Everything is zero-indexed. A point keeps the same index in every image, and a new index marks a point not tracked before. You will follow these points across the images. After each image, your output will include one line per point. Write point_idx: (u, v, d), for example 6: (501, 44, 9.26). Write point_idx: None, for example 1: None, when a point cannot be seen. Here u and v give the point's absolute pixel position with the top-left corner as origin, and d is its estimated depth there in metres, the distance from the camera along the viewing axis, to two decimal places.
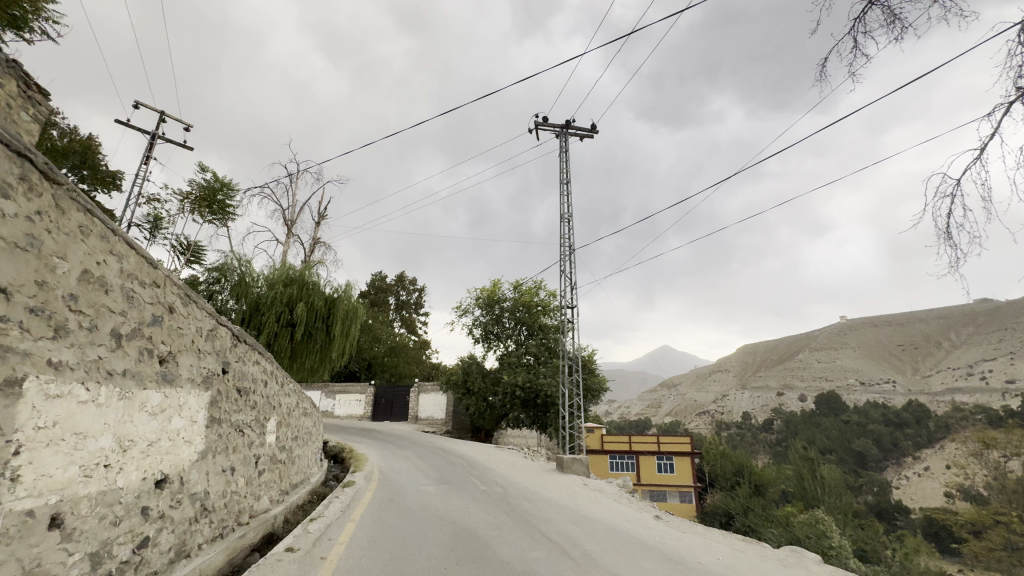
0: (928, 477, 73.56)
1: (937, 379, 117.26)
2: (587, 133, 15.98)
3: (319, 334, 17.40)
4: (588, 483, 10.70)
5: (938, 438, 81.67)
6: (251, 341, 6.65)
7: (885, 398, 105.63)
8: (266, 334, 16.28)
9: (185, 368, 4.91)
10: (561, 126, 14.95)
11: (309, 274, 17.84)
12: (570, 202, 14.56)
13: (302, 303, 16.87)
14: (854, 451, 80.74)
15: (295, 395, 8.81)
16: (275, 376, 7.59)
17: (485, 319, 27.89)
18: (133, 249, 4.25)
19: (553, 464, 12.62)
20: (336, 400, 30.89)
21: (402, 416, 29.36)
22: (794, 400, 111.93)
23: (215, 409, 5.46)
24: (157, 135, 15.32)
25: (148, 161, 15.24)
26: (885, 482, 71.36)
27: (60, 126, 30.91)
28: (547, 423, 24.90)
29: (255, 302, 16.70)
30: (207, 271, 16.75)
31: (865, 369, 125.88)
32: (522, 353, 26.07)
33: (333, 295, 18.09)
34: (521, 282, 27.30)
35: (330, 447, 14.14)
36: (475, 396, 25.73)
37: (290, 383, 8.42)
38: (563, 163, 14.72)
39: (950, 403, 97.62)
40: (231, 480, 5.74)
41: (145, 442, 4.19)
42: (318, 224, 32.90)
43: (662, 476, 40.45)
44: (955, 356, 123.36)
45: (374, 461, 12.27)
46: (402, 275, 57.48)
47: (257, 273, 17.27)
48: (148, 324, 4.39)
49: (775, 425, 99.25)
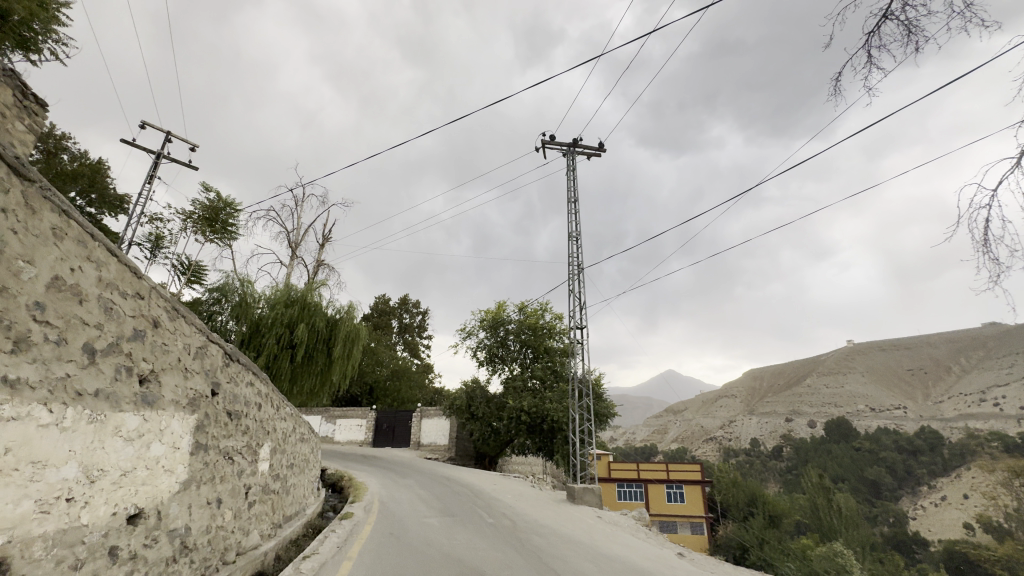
0: (947, 508, 70.99)
1: (949, 405, 114.75)
2: (594, 152, 15.82)
3: (320, 356, 16.95)
4: (602, 515, 10.03)
5: (954, 466, 79.34)
6: (245, 361, 6.22)
7: (897, 424, 103.19)
8: (265, 356, 15.84)
9: (168, 388, 4.48)
10: (568, 145, 14.79)
11: (311, 295, 17.50)
12: (577, 221, 14.27)
13: (303, 324, 16.48)
14: (868, 479, 78.41)
15: (292, 419, 8.32)
16: (270, 399, 7.13)
17: (489, 342, 27.37)
18: (114, 256, 3.89)
19: (563, 494, 11.94)
20: (337, 425, 30.16)
21: (403, 442, 28.54)
22: (803, 425, 109.57)
23: (201, 434, 4.99)
24: (161, 154, 15.22)
25: (151, 181, 15.11)
26: (902, 513, 68.94)
27: (70, 150, 31.27)
28: (553, 450, 24.03)
29: (255, 323, 16.33)
30: (208, 291, 16.42)
31: (875, 394, 123.45)
32: (527, 377, 25.44)
33: (335, 316, 17.71)
34: (527, 304, 26.87)
35: (329, 475, 13.47)
36: (479, 421, 25.00)
37: (286, 406, 7.96)
38: (570, 182, 14.48)
39: (965, 430, 95.28)
40: (217, 513, 5.23)
41: (118, 471, 3.75)
42: (322, 246, 32.77)
43: (672, 506, 39.02)
44: (967, 381, 121.06)
45: (374, 490, 11.63)
46: (405, 298, 57.15)
47: (258, 293, 16.95)
48: (129, 340, 4.00)
49: (785, 452, 96.77)
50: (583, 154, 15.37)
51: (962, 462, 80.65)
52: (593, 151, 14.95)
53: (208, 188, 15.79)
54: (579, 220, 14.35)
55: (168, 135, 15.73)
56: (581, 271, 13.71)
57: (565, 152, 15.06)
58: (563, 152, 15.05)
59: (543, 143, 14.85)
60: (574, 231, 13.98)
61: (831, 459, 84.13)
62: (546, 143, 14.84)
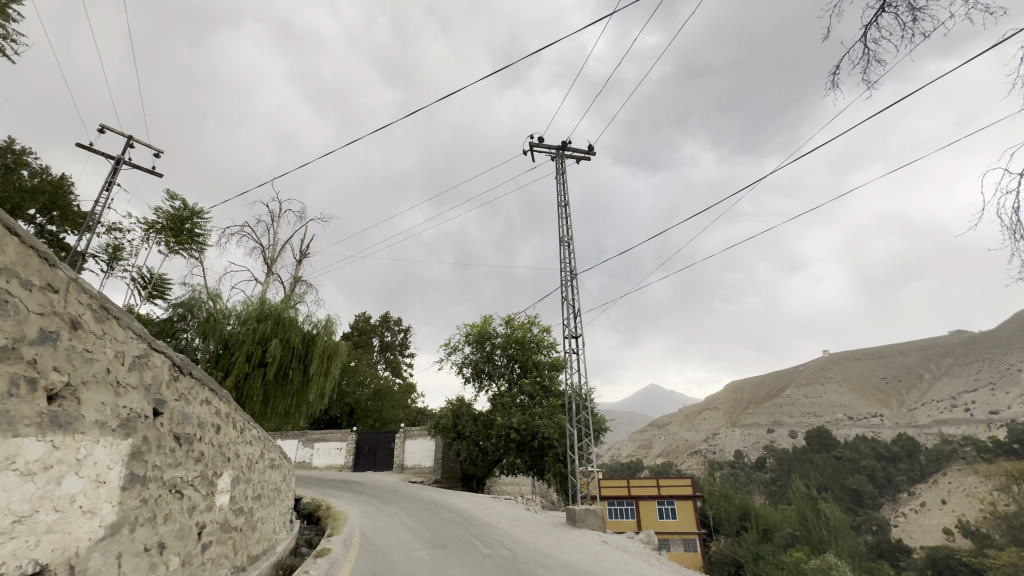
0: (927, 514, 72.06)
1: (923, 412, 117.36)
2: (583, 157, 15.38)
3: (295, 374, 15.82)
4: (608, 541, 9.17)
5: (931, 473, 81.20)
6: (199, 375, 5.28)
7: (875, 432, 104.86)
8: (234, 375, 14.69)
9: (91, 406, 3.57)
10: (557, 148, 14.31)
11: (286, 309, 16.40)
12: (568, 225, 13.68)
13: (276, 340, 15.37)
14: (850, 488, 78.96)
15: (259, 443, 7.30)
16: (231, 419, 6.15)
17: (475, 357, 26.38)
18: (13, 234, 3.04)
19: (561, 518, 11.02)
20: (315, 449, 28.59)
21: (386, 465, 27.13)
22: (785, 435, 110.31)
23: (137, 464, 4.04)
24: (122, 159, 14.19)
25: (110, 188, 14.00)
26: (884, 520, 69.26)
27: (32, 166, 29.69)
28: (544, 468, 22.96)
29: (224, 340, 15.20)
30: (172, 307, 15.22)
31: (853, 402, 125.57)
32: (515, 393, 24.50)
33: (312, 331, 16.63)
34: (514, 317, 26.09)
35: (305, 505, 12.25)
36: (465, 440, 23.86)
37: (252, 426, 6.97)
38: (560, 186, 13.95)
39: (939, 436, 97.38)
40: (157, 562, 4.24)
41: (9, 517, 2.82)
42: (299, 262, 31.60)
43: (664, 523, 38.16)
44: (939, 388, 124.48)
45: (354, 521, 10.53)
46: (387, 315, 55.67)
47: (228, 308, 15.83)
48: (33, 343, 3.10)
49: (769, 463, 96.95)
50: (572, 157, 14.90)
51: (939, 468, 82.17)
52: (583, 155, 14.48)
53: (174, 196, 14.74)
54: (571, 226, 13.73)
55: (130, 138, 14.69)
56: (574, 277, 12.98)
57: (554, 155, 14.57)
58: (553, 155, 14.55)
59: (531, 145, 14.32)
60: (566, 236, 13.34)
61: (813, 468, 84.04)
62: (535, 146, 14.31)
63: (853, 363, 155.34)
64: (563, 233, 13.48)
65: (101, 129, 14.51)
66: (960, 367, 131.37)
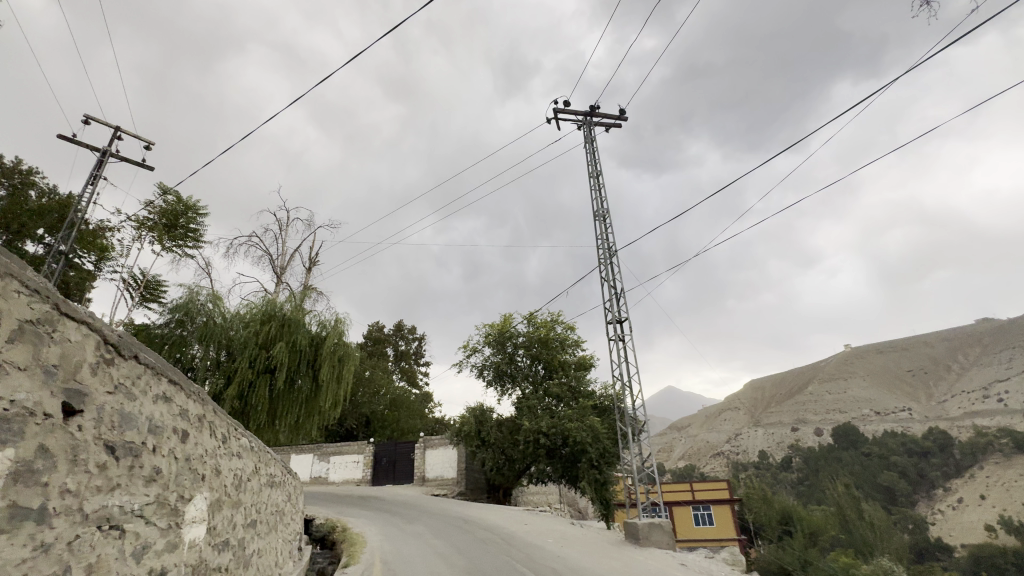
0: (966, 510, 68.60)
1: (955, 403, 112.69)
2: (614, 126, 13.87)
3: (305, 380, 14.38)
4: (686, 563, 7.54)
5: (967, 466, 77.86)
6: (149, 360, 3.76)
7: (904, 426, 100.73)
8: (237, 383, 13.30)
9: None
10: (585, 114, 12.80)
11: (293, 308, 15.02)
12: (601, 197, 12.13)
13: (282, 343, 13.97)
14: (882, 485, 74.86)
15: (251, 454, 5.82)
16: (206, 422, 4.63)
17: (497, 358, 24.80)
18: None
19: (618, 535, 9.33)
20: (331, 463, 27.15)
21: (405, 478, 25.51)
22: (810, 433, 106.10)
23: (24, 489, 2.52)
24: (107, 151, 12.98)
25: (95, 182, 12.76)
26: (920, 519, 64.80)
27: (40, 186, 28.90)
28: (577, 475, 21.10)
29: (226, 346, 13.86)
30: (168, 312, 13.78)
31: (879, 396, 120.98)
32: (541, 395, 22.88)
33: (321, 332, 15.19)
34: (536, 314, 24.57)
35: (317, 527, 10.73)
36: (490, 448, 22.24)
37: (238, 432, 5.46)
38: (590, 155, 12.45)
39: (973, 428, 93.40)
40: None
41: None
42: (309, 270, 30.34)
43: (701, 529, 35.99)
44: (969, 378, 119.55)
45: (375, 546, 8.97)
46: (401, 324, 54.30)
47: (230, 312, 14.44)
48: None
49: (795, 463, 93.13)
50: (603, 124, 13.42)
51: (974, 462, 78.72)
52: (615, 119, 12.96)
53: (165, 189, 13.44)
54: (604, 198, 12.22)
55: (117, 129, 13.51)
56: (613, 255, 11.40)
57: (581, 123, 13.10)
58: (580, 122, 13.05)
59: (555, 112, 12.89)
60: (600, 209, 11.82)
61: (842, 465, 80.47)
62: (559, 113, 12.84)
63: (878, 354, 150.58)
64: (597, 206, 11.97)
65: (86, 121, 13.30)
66: (990, 355, 126.85)
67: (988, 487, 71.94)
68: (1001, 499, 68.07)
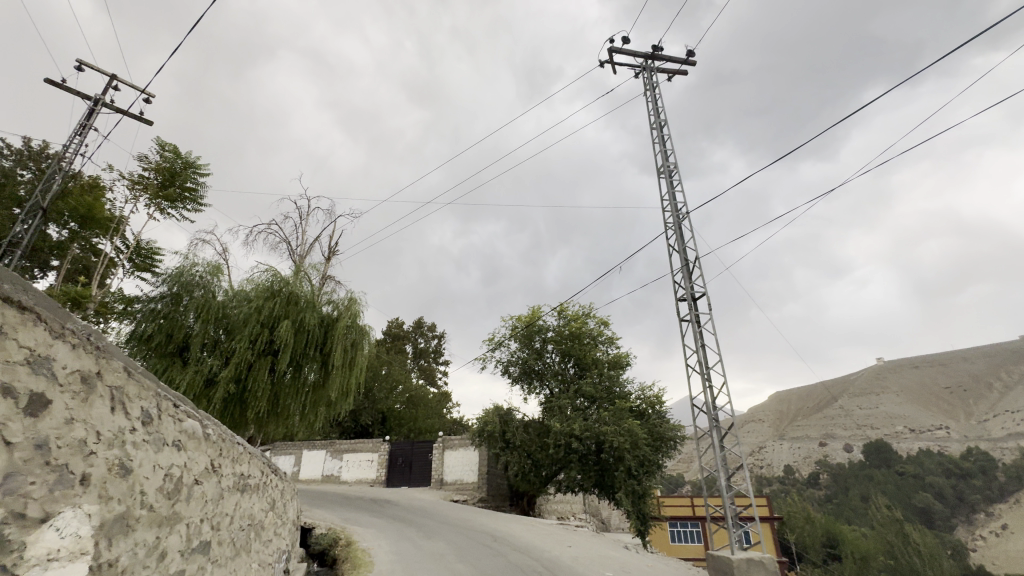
0: (1010, 537, 63.48)
1: (997, 423, 105.73)
2: (676, 74, 11.86)
3: (312, 364, 12.70)
4: None
5: (1011, 491, 72.36)
6: None
7: (942, 444, 94.93)
8: (235, 364, 11.69)
9: None
10: (645, 56, 10.84)
11: (302, 284, 13.39)
12: (666, 150, 10.14)
13: (288, 321, 12.31)
14: (915, 507, 69.85)
15: (198, 443, 3.91)
16: (94, 379, 2.70)
17: (524, 354, 22.87)
18: None
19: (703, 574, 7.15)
20: (344, 461, 25.52)
21: (422, 480, 23.69)
22: (839, 449, 100.46)
23: None
24: (99, 99, 11.60)
25: (83, 132, 11.36)
26: (961, 544, 60.47)
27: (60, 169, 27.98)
28: (612, 485, 18.89)
29: (227, 325, 12.36)
30: (161, 281, 12.27)
31: (915, 412, 114.35)
32: (573, 394, 20.82)
33: (332, 312, 13.48)
34: (568, 306, 22.67)
35: (316, 538, 8.94)
36: (515, 451, 20.22)
37: (176, 410, 3.62)
38: (652, 101, 10.47)
39: (1018, 450, 87.40)
40: None
41: None
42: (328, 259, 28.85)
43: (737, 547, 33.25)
44: (1013, 398, 112.15)
45: (382, 569, 7.07)
46: (421, 321, 52.66)
47: (232, 288, 12.88)
48: None
49: (823, 479, 88.00)
50: (666, 70, 11.43)
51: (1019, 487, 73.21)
52: (681, 63, 11.01)
53: (162, 144, 11.93)
54: (668, 151, 10.21)
55: (112, 77, 12.12)
56: (683, 217, 9.30)
57: (640, 68, 11.14)
58: (639, 67, 11.11)
59: (610, 53, 10.98)
60: (665, 164, 9.81)
61: (873, 483, 75.56)
62: (615, 53, 10.94)
63: (915, 368, 143.00)
64: (661, 161, 9.97)
65: (80, 65, 11.93)
66: None
67: None
68: None
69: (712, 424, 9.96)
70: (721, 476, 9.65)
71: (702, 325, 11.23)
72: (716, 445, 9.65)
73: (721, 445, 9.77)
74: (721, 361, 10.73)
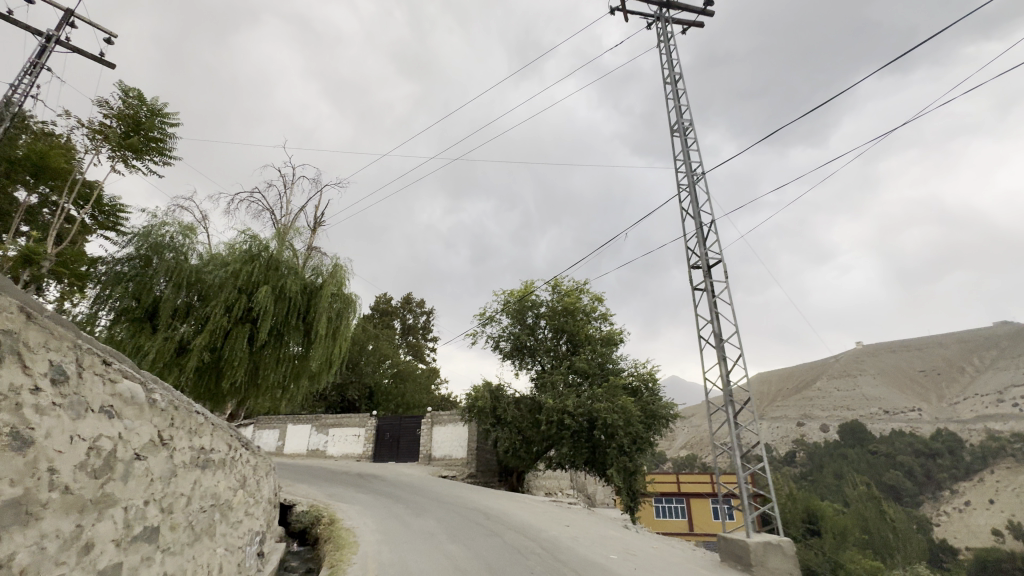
0: (973, 514, 66.10)
1: (967, 406, 109.22)
2: (689, 27, 10.97)
3: (292, 332, 11.90)
4: None
5: (976, 470, 75.08)
6: None
7: (914, 425, 97.87)
8: (208, 332, 10.88)
9: None
10: (660, 3, 9.94)
11: (284, 251, 12.48)
12: (679, 105, 9.35)
13: (267, 287, 11.47)
14: (886, 484, 72.04)
15: (135, 408, 3.16)
16: None
17: (516, 329, 22.30)
18: None
19: (715, 560, 6.61)
20: (330, 435, 24.98)
21: (409, 455, 23.29)
22: (817, 429, 103.01)
23: None
24: (51, 34, 10.41)
25: (33, 71, 10.19)
26: (927, 519, 62.81)
27: None
28: (603, 462, 18.63)
29: (200, 289, 11.46)
30: (128, 239, 11.34)
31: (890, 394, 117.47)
32: (565, 370, 20.41)
33: (315, 280, 12.64)
34: (562, 281, 22.09)
35: (297, 517, 8.38)
36: (506, 426, 19.85)
37: (103, 367, 2.86)
38: (666, 53, 9.64)
39: (985, 432, 90.61)
40: None
41: None
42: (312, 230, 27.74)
43: None
44: (983, 381, 115.69)
45: (367, 550, 6.49)
46: (409, 297, 51.71)
47: (206, 251, 11.94)
48: None
49: (799, 457, 90.37)
50: (680, 22, 10.53)
51: (984, 466, 75.88)
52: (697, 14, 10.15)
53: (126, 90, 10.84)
54: (682, 107, 9.42)
55: (68, 12, 10.90)
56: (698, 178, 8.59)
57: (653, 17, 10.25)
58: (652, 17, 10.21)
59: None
60: (679, 121, 9.04)
61: (847, 461, 77.67)
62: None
63: (893, 352, 146.35)
64: (674, 117, 9.19)
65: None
66: (1007, 359, 122.20)
67: (997, 492, 69.12)
68: (1011, 504, 65.38)
69: (725, 400, 9.39)
70: (735, 453, 9.14)
71: (716, 296, 10.70)
72: (730, 422, 9.08)
73: (735, 421, 9.23)
74: (736, 333, 10.20)
